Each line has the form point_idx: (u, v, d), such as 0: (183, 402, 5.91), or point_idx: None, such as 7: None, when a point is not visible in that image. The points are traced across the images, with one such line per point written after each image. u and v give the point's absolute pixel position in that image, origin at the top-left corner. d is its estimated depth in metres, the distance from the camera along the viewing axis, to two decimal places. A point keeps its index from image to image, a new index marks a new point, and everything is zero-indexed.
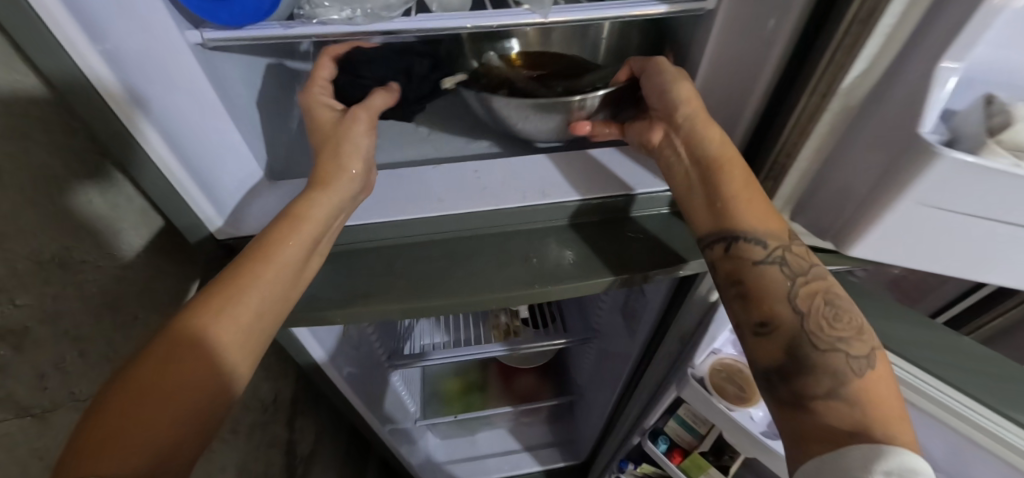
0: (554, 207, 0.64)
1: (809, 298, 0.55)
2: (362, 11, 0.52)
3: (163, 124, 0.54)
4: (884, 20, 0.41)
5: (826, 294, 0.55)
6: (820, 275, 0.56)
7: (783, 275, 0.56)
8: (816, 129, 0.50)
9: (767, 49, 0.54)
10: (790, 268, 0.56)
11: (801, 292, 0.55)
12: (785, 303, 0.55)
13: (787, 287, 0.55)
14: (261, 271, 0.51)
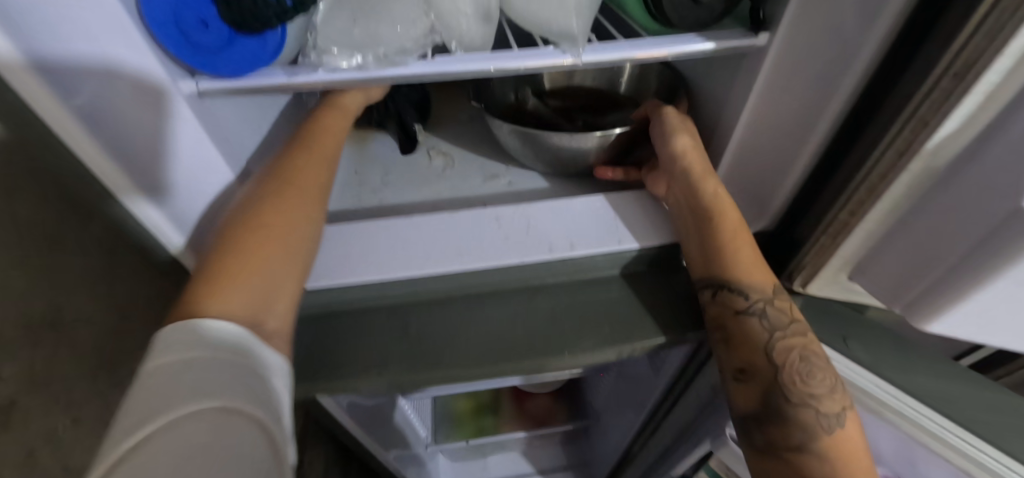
0: (581, 260, 0.58)
1: (785, 351, 0.52)
2: (374, 57, 0.46)
3: (150, 177, 0.48)
4: (985, 78, 0.34)
5: (805, 350, 0.51)
6: (802, 330, 0.52)
7: (762, 329, 0.52)
8: (888, 189, 0.44)
9: (829, 92, 0.48)
10: (770, 321, 0.52)
11: (778, 345, 0.52)
12: (760, 353, 0.52)
13: (765, 339, 0.52)
14: (293, 196, 0.55)
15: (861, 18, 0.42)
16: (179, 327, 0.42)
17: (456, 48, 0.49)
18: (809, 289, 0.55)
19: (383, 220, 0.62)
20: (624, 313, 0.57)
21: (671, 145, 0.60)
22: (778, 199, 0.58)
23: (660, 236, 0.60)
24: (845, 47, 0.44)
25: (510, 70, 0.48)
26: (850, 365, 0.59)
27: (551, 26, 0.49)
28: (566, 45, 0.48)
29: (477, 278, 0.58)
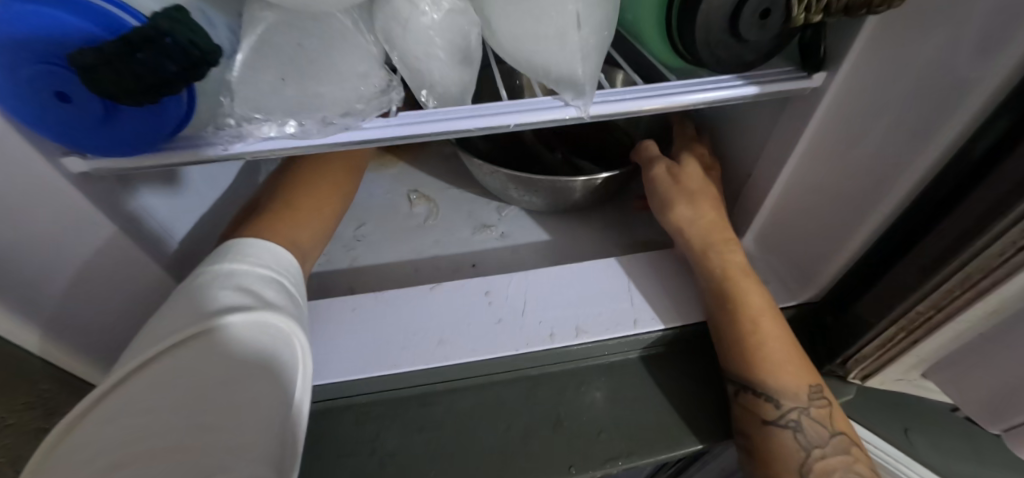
0: (589, 348, 0.48)
1: (826, 476, 0.40)
2: (316, 122, 0.35)
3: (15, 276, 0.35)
4: None
5: (848, 472, 0.40)
6: (846, 448, 0.42)
7: (797, 445, 0.41)
8: (996, 286, 0.34)
9: (908, 153, 0.37)
10: (807, 435, 0.42)
11: (818, 467, 0.40)
12: (793, 476, 0.40)
13: (800, 459, 0.41)
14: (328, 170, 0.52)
15: (965, 66, 0.31)
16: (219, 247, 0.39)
17: (428, 98, 0.39)
18: (870, 382, 0.46)
19: (349, 296, 0.51)
20: (643, 414, 0.47)
21: (668, 216, 0.51)
22: (829, 270, 0.47)
23: (684, 312, 0.50)
24: (938, 98, 0.33)
25: (497, 128, 0.37)
26: (912, 465, 0.48)
27: (550, 71, 0.37)
28: (567, 91, 0.37)
29: (464, 372, 0.47)
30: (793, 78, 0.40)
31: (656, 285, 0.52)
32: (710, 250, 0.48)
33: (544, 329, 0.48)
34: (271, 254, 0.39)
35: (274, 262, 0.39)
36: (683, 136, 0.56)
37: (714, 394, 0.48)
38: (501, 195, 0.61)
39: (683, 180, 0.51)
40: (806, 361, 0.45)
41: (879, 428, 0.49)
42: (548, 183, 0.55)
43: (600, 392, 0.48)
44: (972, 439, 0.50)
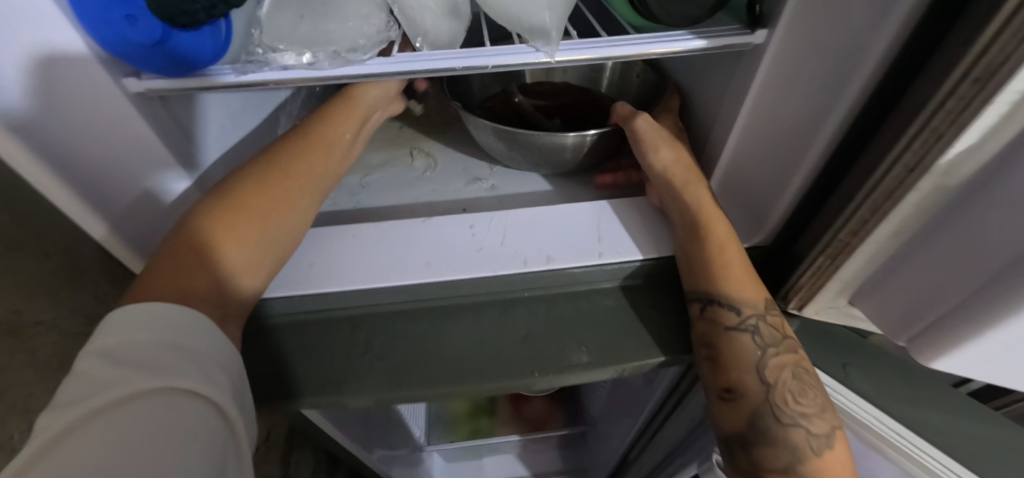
0: (559, 273, 0.54)
1: (776, 370, 0.47)
2: (325, 54, 0.43)
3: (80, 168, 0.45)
4: (1014, 86, 0.30)
5: (797, 367, 0.47)
6: (794, 346, 0.48)
7: (755, 346, 0.47)
8: (895, 208, 0.39)
9: (832, 99, 0.42)
10: (763, 338, 0.48)
11: (772, 363, 0.47)
12: (752, 373, 0.47)
13: (757, 357, 0.47)
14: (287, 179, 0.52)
15: (870, 15, 0.37)
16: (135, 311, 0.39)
17: (422, 45, 0.46)
18: (806, 311, 0.51)
19: (351, 226, 0.58)
20: (604, 335, 0.53)
21: (651, 161, 0.55)
22: (776, 215, 0.52)
23: (650, 247, 0.55)
24: (854, 46, 0.39)
25: (476, 68, 0.44)
26: (848, 395, 0.54)
27: (521, 22, 0.44)
28: (539, 41, 0.43)
29: (447, 291, 0.54)
30: (737, 33, 0.45)
31: (628, 225, 0.57)
32: (686, 186, 0.53)
33: (522, 257, 0.54)
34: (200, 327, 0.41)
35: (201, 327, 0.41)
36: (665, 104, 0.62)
37: (676, 317, 0.54)
38: (495, 156, 0.67)
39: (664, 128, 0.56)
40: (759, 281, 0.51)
41: (822, 363, 0.55)
42: (540, 140, 0.60)
43: (568, 316, 0.54)
44: (902, 374, 0.56)
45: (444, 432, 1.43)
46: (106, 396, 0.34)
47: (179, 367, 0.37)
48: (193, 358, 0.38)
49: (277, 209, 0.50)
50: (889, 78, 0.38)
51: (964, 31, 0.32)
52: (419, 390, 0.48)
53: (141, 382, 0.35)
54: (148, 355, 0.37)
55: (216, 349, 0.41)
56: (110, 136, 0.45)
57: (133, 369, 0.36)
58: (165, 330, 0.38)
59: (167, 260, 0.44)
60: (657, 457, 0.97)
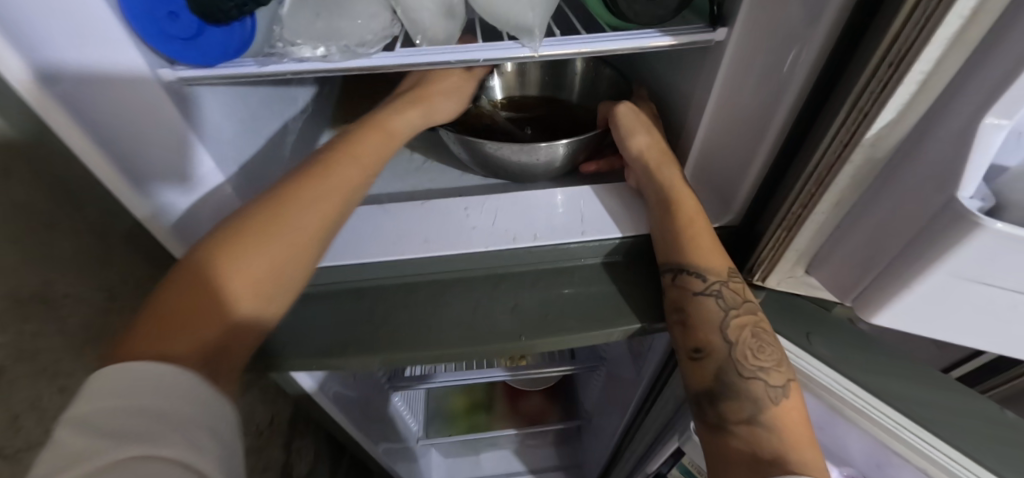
0: (546, 249, 0.60)
1: (737, 329, 0.52)
2: (337, 48, 0.48)
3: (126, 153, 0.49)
4: (917, 66, 0.36)
5: (755, 327, 0.52)
6: (754, 308, 0.54)
7: (718, 308, 0.53)
8: (834, 180, 0.45)
9: (781, 87, 0.48)
10: (725, 301, 0.53)
11: (732, 323, 0.52)
12: (716, 333, 0.52)
13: (720, 317, 0.53)
14: (303, 203, 0.52)
15: (807, 11, 0.43)
16: (125, 376, 0.38)
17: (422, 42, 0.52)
18: (769, 282, 0.56)
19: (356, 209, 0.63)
20: (585, 304, 0.58)
21: (627, 145, 0.61)
22: (741, 196, 0.58)
23: (628, 226, 0.61)
24: (795, 38, 0.45)
25: (468, 62, 0.50)
26: (807, 358, 0.59)
27: (509, 21, 0.50)
28: (524, 38, 0.49)
29: (443, 265, 0.59)
30: (699, 31, 0.51)
31: (609, 207, 0.63)
32: (659, 167, 0.58)
33: (511, 235, 0.60)
34: (195, 388, 0.40)
35: (190, 387, 0.39)
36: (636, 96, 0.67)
37: (652, 289, 0.60)
38: (473, 167, 0.71)
39: (640, 118, 0.62)
40: (723, 252, 0.56)
41: (785, 331, 0.61)
42: (513, 150, 0.63)
43: (553, 288, 0.60)
44: (858, 339, 0.61)
45: (443, 427, 1.48)
46: (74, 476, 0.32)
47: (154, 434, 0.35)
48: (171, 422, 0.36)
49: (300, 232, 0.51)
50: (827, 66, 0.44)
51: (880, 22, 0.38)
52: (415, 352, 0.54)
53: (113, 453, 0.33)
54: (141, 419, 0.36)
55: (205, 407, 0.39)
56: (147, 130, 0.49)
57: (108, 438, 0.34)
58: (155, 390, 0.38)
59: (176, 293, 0.45)
60: (646, 441, 1.02)
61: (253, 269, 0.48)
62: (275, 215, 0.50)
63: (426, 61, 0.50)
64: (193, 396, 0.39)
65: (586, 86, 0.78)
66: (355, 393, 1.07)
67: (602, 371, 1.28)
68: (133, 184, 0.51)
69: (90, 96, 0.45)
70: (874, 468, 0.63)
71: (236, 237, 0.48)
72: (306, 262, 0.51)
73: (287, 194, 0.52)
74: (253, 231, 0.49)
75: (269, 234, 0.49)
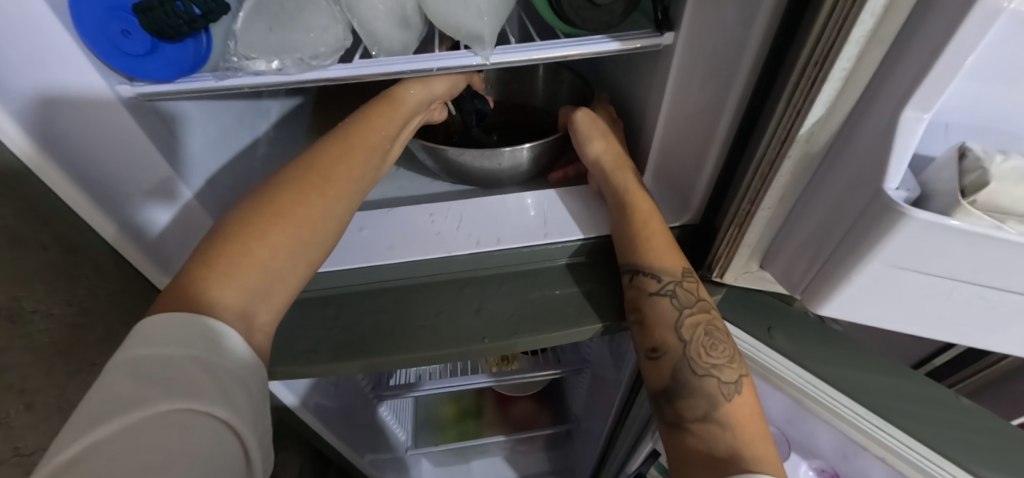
0: (508, 253, 0.61)
1: (691, 328, 0.53)
2: (292, 61, 0.50)
3: (89, 171, 0.53)
4: (839, 64, 0.37)
5: (709, 324, 0.54)
6: (708, 307, 0.55)
7: (673, 308, 0.54)
8: (776, 176, 0.46)
9: (726, 87, 0.49)
10: (680, 300, 0.54)
11: (687, 322, 0.53)
12: (671, 332, 0.53)
13: (675, 317, 0.54)
14: (321, 187, 0.54)
15: (743, 12, 0.44)
16: (158, 325, 0.40)
17: (379, 53, 0.54)
18: (726, 278, 0.57)
19: None
20: (548, 305, 0.59)
21: (585, 152, 0.62)
22: (698, 194, 0.59)
23: (590, 229, 0.62)
24: (734, 42, 0.46)
25: (424, 71, 0.52)
26: (768, 353, 0.60)
27: (460, 29, 0.51)
28: (476, 46, 0.51)
29: (408, 271, 0.60)
30: (646, 35, 0.53)
31: (572, 211, 0.64)
32: (614, 172, 0.60)
33: (475, 240, 0.61)
34: (238, 347, 0.43)
35: (229, 343, 0.42)
36: (596, 100, 0.69)
37: (614, 289, 0.61)
38: (442, 175, 0.72)
39: (596, 124, 0.63)
40: (679, 250, 0.57)
41: (748, 327, 0.61)
42: (478, 155, 0.64)
43: (518, 289, 0.61)
44: (821, 332, 0.62)
45: (432, 436, 1.48)
46: (125, 416, 0.35)
47: (198, 389, 0.38)
48: (214, 376, 0.39)
49: (316, 213, 0.52)
50: (766, 65, 0.45)
51: (806, 24, 0.40)
52: (379, 356, 0.55)
53: (157, 404, 0.36)
54: (166, 372, 0.38)
55: (241, 363, 0.43)
56: (110, 152, 0.53)
57: (155, 385, 0.37)
58: (200, 341, 0.40)
59: (196, 270, 0.45)
60: (630, 440, 1.03)
61: (264, 255, 0.48)
62: (284, 205, 0.51)
63: (383, 71, 0.51)
64: (231, 357, 0.42)
65: (547, 90, 0.79)
66: (338, 403, 1.06)
67: (587, 373, 1.28)
68: (97, 200, 0.56)
69: (58, 122, 0.49)
70: (839, 456, 0.65)
71: (247, 226, 0.48)
72: (320, 242, 0.52)
73: (301, 176, 0.53)
74: (262, 220, 0.49)
75: (280, 223, 0.50)
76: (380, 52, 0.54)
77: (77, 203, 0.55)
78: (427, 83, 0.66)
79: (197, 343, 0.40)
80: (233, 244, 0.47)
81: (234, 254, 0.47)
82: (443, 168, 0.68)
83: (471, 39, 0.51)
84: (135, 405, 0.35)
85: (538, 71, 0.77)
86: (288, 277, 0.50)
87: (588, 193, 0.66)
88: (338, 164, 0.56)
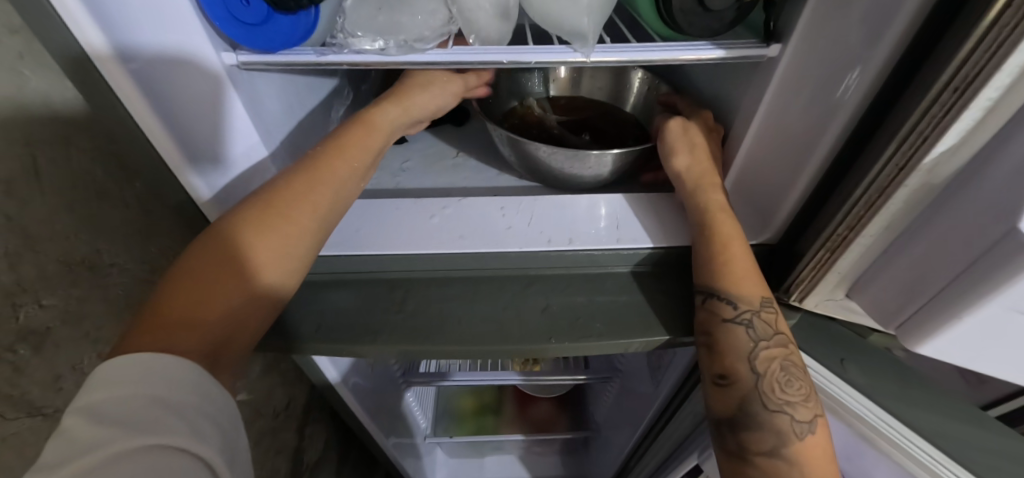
0: (579, 254, 0.59)
1: (766, 361, 0.51)
2: (394, 42, 0.50)
3: (186, 128, 0.50)
4: (985, 92, 0.35)
5: (786, 360, 0.51)
6: (786, 340, 0.52)
7: (748, 338, 0.51)
8: (886, 203, 0.44)
9: (835, 105, 0.47)
10: (757, 331, 0.51)
11: (762, 354, 0.51)
12: (743, 363, 0.51)
13: (749, 348, 0.51)
14: (288, 218, 0.51)
15: (870, 25, 0.42)
16: (111, 368, 0.39)
17: (475, 41, 0.53)
18: (806, 303, 0.55)
19: (394, 201, 0.64)
20: (615, 311, 0.58)
21: (669, 164, 0.59)
22: (782, 213, 0.58)
23: (669, 240, 0.60)
24: (852, 59, 0.45)
25: (521, 63, 0.51)
26: (842, 386, 0.57)
27: (563, 26, 0.50)
28: (577, 42, 0.50)
29: (475, 262, 0.60)
30: (751, 46, 0.51)
31: (650, 221, 0.62)
32: (697, 187, 0.56)
33: (546, 238, 0.60)
34: (195, 380, 0.41)
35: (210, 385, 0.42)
36: (691, 106, 0.65)
37: (687, 305, 0.59)
38: (519, 169, 0.70)
39: (688, 133, 0.59)
40: (761, 275, 0.53)
41: (818, 357, 0.59)
42: (566, 156, 0.63)
43: (583, 292, 0.60)
44: (908, 374, 0.58)
45: (450, 426, 1.49)
46: (88, 458, 0.33)
47: (165, 425, 0.37)
48: (177, 413, 0.38)
49: (281, 237, 0.50)
50: (887, 87, 0.43)
51: (944, 49, 0.38)
52: (441, 344, 0.54)
53: (127, 441, 0.34)
54: (128, 412, 0.36)
55: (211, 398, 0.41)
56: (199, 104, 0.49)
57: (116, 427, 0.35)
58: (165, 382, 0.39)
59: (150, 318, 0.43)
60: (661, 454, 1.01)
61: (218, 293, 0.46)
62: (247, 254, 0.48)
63: (480, 58, 0.50)
64: (207, 401, 0.41)
65: (634, 100, 0.78)
66: (371, 383, 1.07)
67: (614, 382, 1.27)
68: (185, 156, 0.52)
69: (157, 72, 0.46)
70: None
71: (204, 265, 0.46)
72: (286, 271, 0.51)
73: (266, 210, 0.50)
74: (213, 263, 0.47)
75: (235, 260, 0.48)
76: (477, 40, 0.53)
77: (167, 155, 0.52)
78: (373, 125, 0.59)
79: (152, 382, 0.38)
80: (189, 287, 0.45)
81: (189, 297, 0.45)
82: (521, 163, 0.68)
83: (574, 35, 0.50)
84: (97, 446, 0.34)
85: (633, 75, 0.77)
86: (250, 311, 0.48)
87: (665, 202, 0.64)
88: (301, 194, 0.52)
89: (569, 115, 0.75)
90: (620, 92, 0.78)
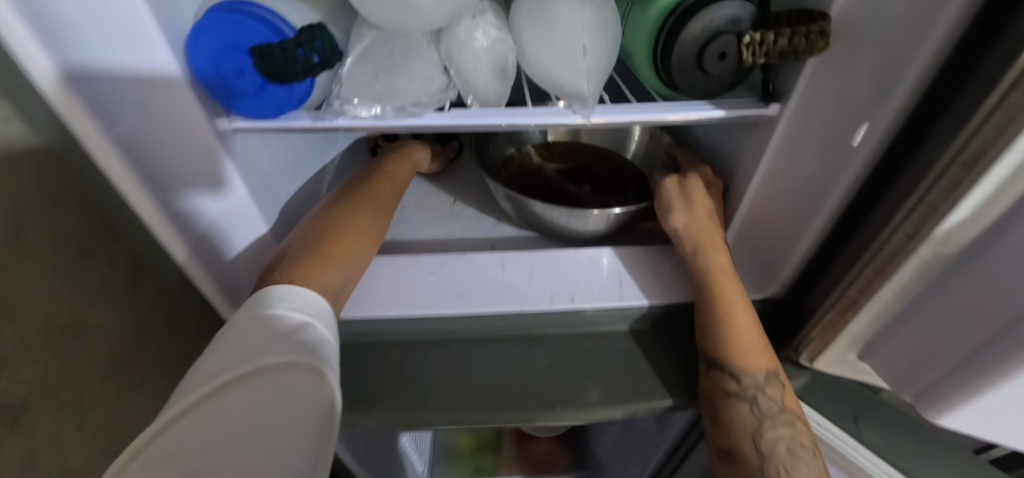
0: (580, 314, 0.59)
1: (771, 442, 0.47)
2: (392, 108, 0.49)
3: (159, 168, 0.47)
4: (996, 170, 0.34)
5: (792, 442, 0.47)
6: (795, 420, 0.48)
7: (752, 416, 0.48)
8: (896, 270, 0.43)
9: (840, 165, 0.47)
10: (761, 408, 0.48)
11: (767, 434, 0.47)
12: (747, 443, 0.48)
13: (753, 426, 0.48)
14: (364, 213, 0.58)
15: (873, 90, 0.42)
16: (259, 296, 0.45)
17: (473, 101, 0.52)
18: (817, 364, 0.54)
19: (391, 257, 0.63)
20: (619, 372, 0.56)
21: (666, 222, 0.58)
22: (788, 269, 0.57)
23: (672, 296, 0.59)
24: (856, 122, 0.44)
25: (519, 126, 0.50)
26: (860, 449, 0.54)
27: (562, 89, 0.50)
28: (576, 104, 0.49)
29: (475, 322, 0.58)
30: (751, 106, 0.51)
31: (652, 276, 0.61)
32: (696, 249, 0.55)
33: (547, 297, 0.59)
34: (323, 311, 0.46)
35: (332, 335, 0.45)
36: (691, 160, 0.64)
37: (691, 370, 0.56)
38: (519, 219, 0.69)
39: (686, 191, 0.58)
40: (767, 345, 0.51)
41: (833, 416, 0.56)
42: (568, 214, 0.62)
43: (587, 352, 0.58)
44: (918, 427, 0.56)
45: (447, 468, 1.44)
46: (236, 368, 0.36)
47: (300, 348, 0.39)
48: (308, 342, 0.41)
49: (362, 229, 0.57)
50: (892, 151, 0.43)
51: (952, 119, 0.37)
52: (442, 413, 0.52)
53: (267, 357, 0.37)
54: (269, 332, 0.40)
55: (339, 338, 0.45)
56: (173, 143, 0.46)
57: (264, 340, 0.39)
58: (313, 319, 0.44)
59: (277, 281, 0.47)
60: None
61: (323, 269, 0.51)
62: (326, 258, 0.52)
63: (477, 121, 0.49)
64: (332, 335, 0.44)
65: (634, 146, 0.77)
66: None
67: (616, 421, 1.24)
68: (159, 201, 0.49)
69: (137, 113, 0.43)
70: None
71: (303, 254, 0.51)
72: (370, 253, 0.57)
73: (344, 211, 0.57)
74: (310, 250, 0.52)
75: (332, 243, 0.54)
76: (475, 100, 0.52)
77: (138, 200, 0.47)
78: (379, 201, 0.61)
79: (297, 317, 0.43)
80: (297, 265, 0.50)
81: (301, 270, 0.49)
82: (521, 217, 0.67)
83: (572, 96, 0.49)
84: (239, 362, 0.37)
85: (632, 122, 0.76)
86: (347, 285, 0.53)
87: (666, 257, 0.63)
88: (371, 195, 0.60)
89: (570, 162, 0.74)
90: (619, 138, 0.78)
